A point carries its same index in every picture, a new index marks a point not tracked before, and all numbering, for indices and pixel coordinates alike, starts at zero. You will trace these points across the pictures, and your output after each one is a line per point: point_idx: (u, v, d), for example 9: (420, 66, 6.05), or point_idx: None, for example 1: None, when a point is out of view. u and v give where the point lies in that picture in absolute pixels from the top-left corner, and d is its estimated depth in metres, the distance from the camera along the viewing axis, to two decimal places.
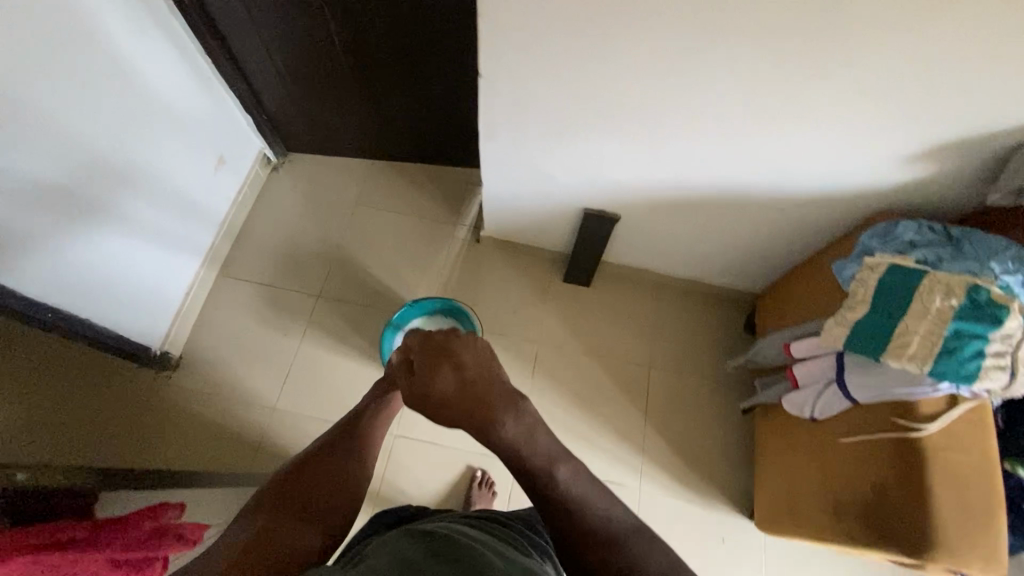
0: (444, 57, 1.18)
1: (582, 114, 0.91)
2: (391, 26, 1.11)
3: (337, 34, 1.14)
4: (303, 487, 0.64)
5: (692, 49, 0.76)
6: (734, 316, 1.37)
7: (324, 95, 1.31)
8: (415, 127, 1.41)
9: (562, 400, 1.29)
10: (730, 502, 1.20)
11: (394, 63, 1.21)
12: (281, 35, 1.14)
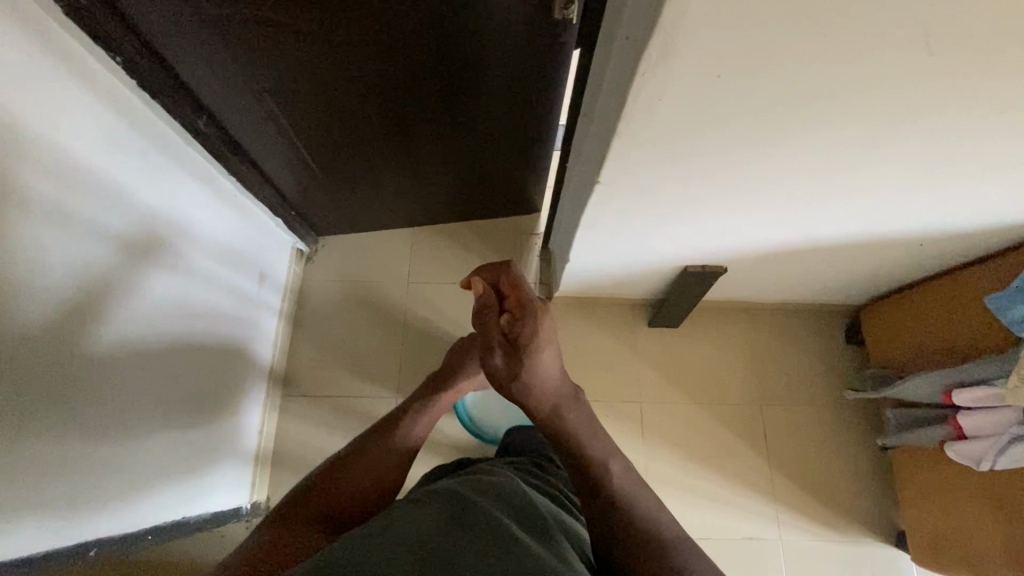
0: (500, 122, 1.03)
1: (708, 198, 0.77)
2: (441, 105, 0.95)
3: (376, 124, 0.98)
4: (358, 454, 0.81)
5: (871, 138, 0.62)
6: (836, 332, 1.28)
7: (360, 180, 1.15)
8: (460, 190, 1.26)
9: (676, 458, 1.21)
10: (875, 535, 1.15)
11: (443, 137, 1.05)
12: (311, 136, 0.97)
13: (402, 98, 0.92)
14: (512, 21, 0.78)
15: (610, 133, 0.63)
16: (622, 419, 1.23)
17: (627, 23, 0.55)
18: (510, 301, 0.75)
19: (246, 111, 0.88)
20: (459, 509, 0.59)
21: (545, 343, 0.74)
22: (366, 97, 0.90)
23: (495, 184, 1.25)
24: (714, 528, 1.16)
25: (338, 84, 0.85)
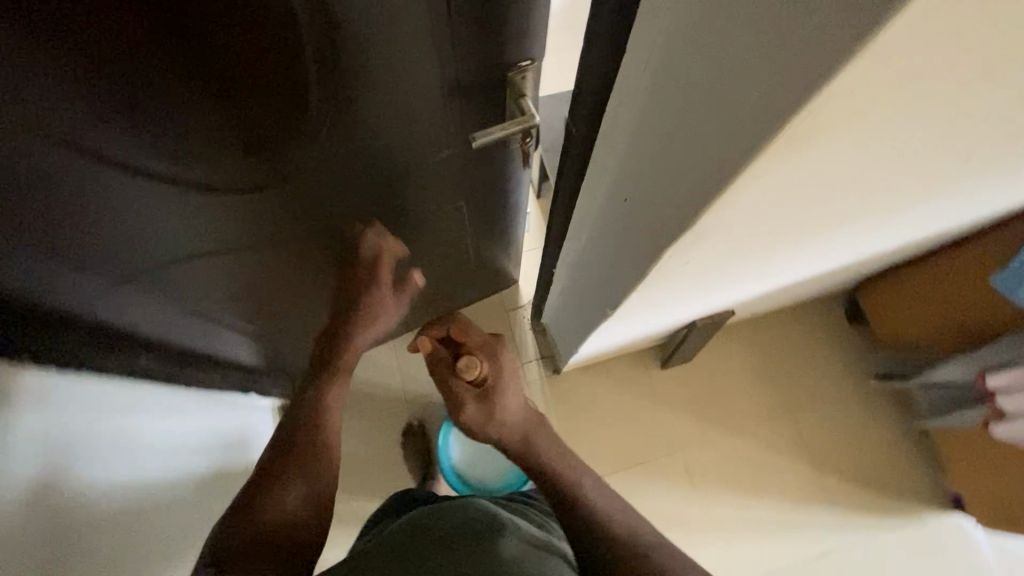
0: (465, 235, 0.94)
1: (724, 287, 0.72)
2: (401, 242, 0.86)
3: (335, 281, 0.88)
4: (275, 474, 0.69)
5: (896, 222, 0.57)
6: (841, 318, 1.27)
7: (327, 326, 1.04)
8: (435, 297, 1.16)
9: (729, 497, 1.18)
10: (934, 509, 1.16)
11: (406, 266, 0.95)
12: (270, 316, 0.87)
13: (358, 252, 0.83)
14: (468, 159, 0.70)
15: (624, 290, 0.56)
16: (666, 475, 1.19)
17: (632, 194, 0.47)
18: (468, 343, 0.71)
19: (195, 324, 0.77)
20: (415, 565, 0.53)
21: (511, 381, 0.70)
22: (322, 266, 0.80)
23: (469, 281, 1.16)
24: (787, 554, 1.14)
25: (289, 269, 0.77)
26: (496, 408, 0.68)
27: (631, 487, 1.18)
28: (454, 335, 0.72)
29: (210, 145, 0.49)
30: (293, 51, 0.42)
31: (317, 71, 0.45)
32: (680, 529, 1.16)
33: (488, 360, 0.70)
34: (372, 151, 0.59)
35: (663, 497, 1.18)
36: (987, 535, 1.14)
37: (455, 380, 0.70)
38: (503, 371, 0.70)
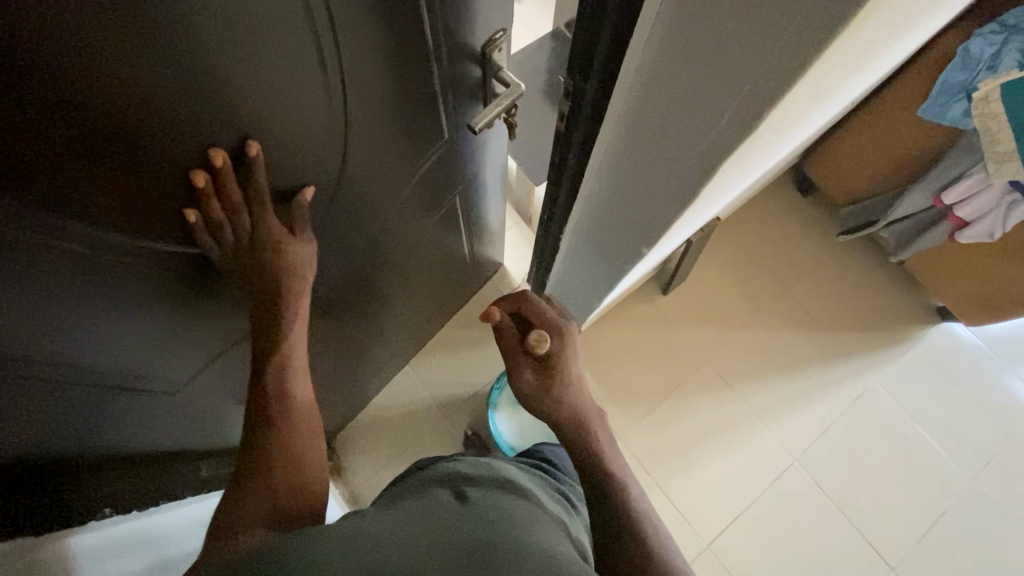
0: (461, 236, 0.93)
1: (723, 194, 0.76)
2: (409, 263, 0.84)
3: (354, 323, 0.84)
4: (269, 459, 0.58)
5: (858, 79, 0.63)
6: (797, 193, 1.38)
7: (352, 373, 1.00)
8: (439, 307, 1.14)
9: (766, 382, 1.26)
10: (927, 324, 1.30)
11: (414, 285, 0.92)
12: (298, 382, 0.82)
13: (370, 286, 0.79)
14: (459, 153, 0.69)
15: (665, 219, 0.59)
16: (705, 385, 1.25)
17: (662, 126, 0.49)
18: (538, 319, 0.69)
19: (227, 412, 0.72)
20: (442, 496, 0.54)
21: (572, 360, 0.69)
22: (340, 309, 0.77)
23: (466, 281, 1.15)
24: (832, 411, 1.24)
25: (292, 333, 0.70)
26: (560, 391, 0.68)
27: (681, 408, 1.23)
28: (525, 310, 0.70)
29: (223, 169, 0.43)
30: (282, 41, 0.38)
31: (308, 70, 0.42)
32: (737, 427, 1.23)
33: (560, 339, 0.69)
34: (364, 174, 0.56)
35: (712, 406, 1.24)
36: (971, 330, 1.31)
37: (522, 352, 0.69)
38: (571, 350, 0.68)
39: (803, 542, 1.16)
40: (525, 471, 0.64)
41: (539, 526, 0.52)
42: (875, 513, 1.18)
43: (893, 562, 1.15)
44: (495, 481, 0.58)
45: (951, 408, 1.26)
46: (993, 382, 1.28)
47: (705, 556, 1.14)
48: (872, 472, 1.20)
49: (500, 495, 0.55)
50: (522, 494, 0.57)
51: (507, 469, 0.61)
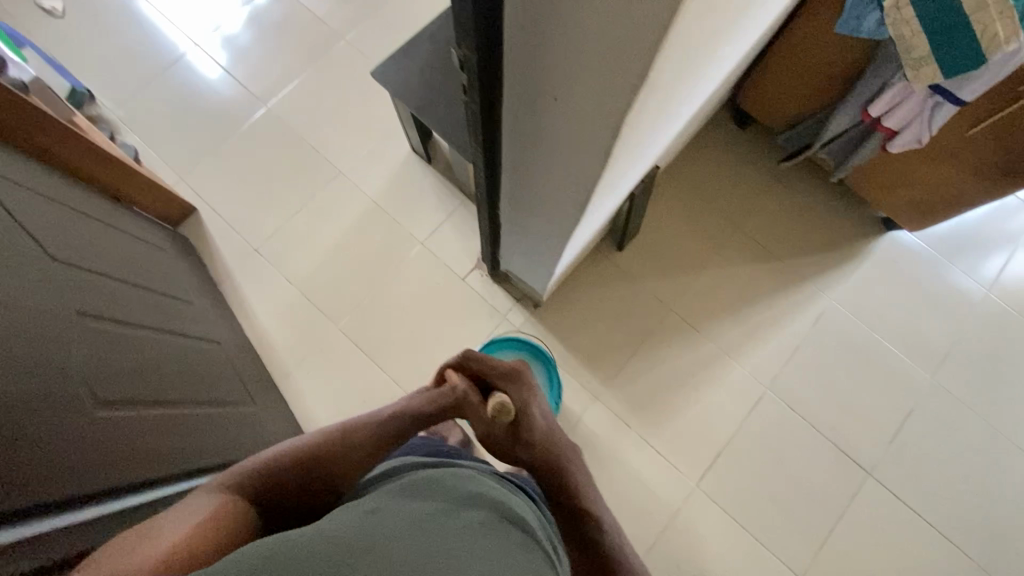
0: (100, 218, 0.97)
1: (653, 142, 0.75)
2: (91, 249, 0.87)
3: (128, 322, 0.84)
4: (298, 464, 0.66)
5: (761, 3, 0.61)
6: (732, 129, 1.39)
7: (210, 363, 0.98)
8: (198, 292, 1.14)
9: (729, 319, 1.28)
10: (873, 236, 1.34)
11: (142, 275, 0.97)
12: (170, 391, 0.83)
13: (98, 282, 0.83)
14: None
15: (594, 173, 0.57)
16: (673, 332, 1.26)
17: (573, 77, 0.46)
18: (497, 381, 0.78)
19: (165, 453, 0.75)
20: (406, 518, 0.51)
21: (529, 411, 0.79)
22: (109, 317, 0.80)
23: (175, 258, 1.15)
24: (794, 335, 1.27)
25: (87, 369, 0.70)
26: (521, 436, 0.78)
27: (653, 358, 1.24)
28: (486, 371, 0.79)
29: None
30: None
31: None
32: (709, 367, 1.24)
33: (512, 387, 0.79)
34: None
35: (682, 351, 1.25)
36: (914, 236, 1.35)
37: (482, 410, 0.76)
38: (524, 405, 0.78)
39: (785, 463, 1.19)
40: (506, 491, 0.67)
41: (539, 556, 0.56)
42: (847, 423, 1.22)
43: (870, 467, 1.20)
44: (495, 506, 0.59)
45: (906, 312, 1.30)
46: (940, 281, 1.33)
47: (698, 494, 1.17)
48: (840, 385, 1.25)
49: (503, 526, 0.57)
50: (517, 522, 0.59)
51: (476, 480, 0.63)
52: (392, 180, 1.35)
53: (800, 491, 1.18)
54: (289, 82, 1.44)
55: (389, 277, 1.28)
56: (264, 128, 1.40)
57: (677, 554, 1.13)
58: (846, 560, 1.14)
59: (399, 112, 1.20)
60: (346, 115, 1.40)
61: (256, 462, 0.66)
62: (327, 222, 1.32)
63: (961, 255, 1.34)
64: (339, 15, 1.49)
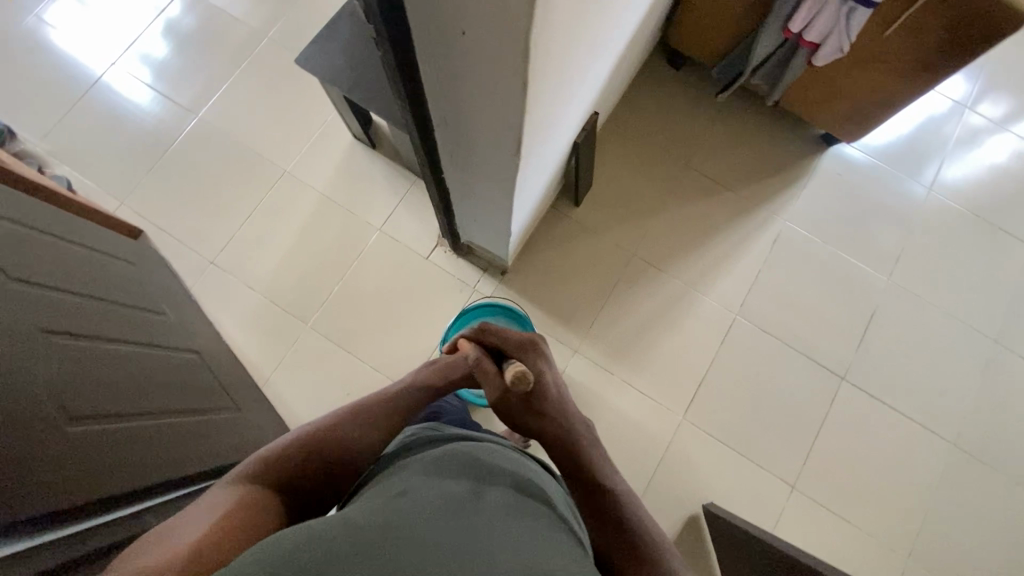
0: (68, 236, 0.92)
1: (580, 81, 0.76)
2: (56, 265, 0.83)
3: (97, 338, 0.80)
4: (312, 449, 0.62)
5: None
6: (668, 71, 1.41)
7: (190, 373, 0.96)
8: (172, 302, 1.11)
9: (691, 254, 1.31)
10: (816, 154, 1.38)
11: (112, 290, 0.93)
12: (150, 402, 0.81)
13: (61, 299, 0.79)
14: None
15: (518, 111, 0.57)
16: (640, 276, 1.29)
17: (473, 10, 0.46)
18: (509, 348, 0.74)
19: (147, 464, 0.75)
20: (426, 501, 0.45)
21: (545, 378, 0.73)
22: (77, 333, 0.77)
23: (145, 269, 1.10)
24: (755, 260, 1.31)
25: (55, 387, 0.68)
26: (542, 407, 0.71)
27: (624, 304, 1.27)
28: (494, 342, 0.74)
29: None
30: None
31: None
32: (679, 304, 1.27)
33: (528, 358, 0.74)
34: None
35: (651, 293, 1.28)
36: (854, 145, 1.40)
37: (499, 380, 0.70)
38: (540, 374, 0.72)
39: (764, 381, 1.23)
40: (526, 463, 0.61)
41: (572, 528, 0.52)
42: (817, 334, 1.27)
43: (843, 372, 1.25)
44: (521, 478, 0.54)
45: (857, 221, 1.35)
46: (885, 187, 1.38)
47: (686, 425, 1.20)
48: (805, 300, 1.29)
49: (532, 498, 0.51)
50: (545, 492, 0.54)
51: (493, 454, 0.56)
52: (340, 172, 1.33)
53: (782, 406, 1.22)
54: (217, 89, 1.40)
55: (353, 267, 1.28)
56: (199, 139, 1.36)
57: (675, 485, 1.16)
58: (833, 462, 1.20)
59: (333, 100, 1.19)
60: (283, 112, 1.38)
61: (266, 453, 0.61)
62: (280, 224, 1.30)
63: (900, 159, 1.40)
64: (258, 13, 1.45)
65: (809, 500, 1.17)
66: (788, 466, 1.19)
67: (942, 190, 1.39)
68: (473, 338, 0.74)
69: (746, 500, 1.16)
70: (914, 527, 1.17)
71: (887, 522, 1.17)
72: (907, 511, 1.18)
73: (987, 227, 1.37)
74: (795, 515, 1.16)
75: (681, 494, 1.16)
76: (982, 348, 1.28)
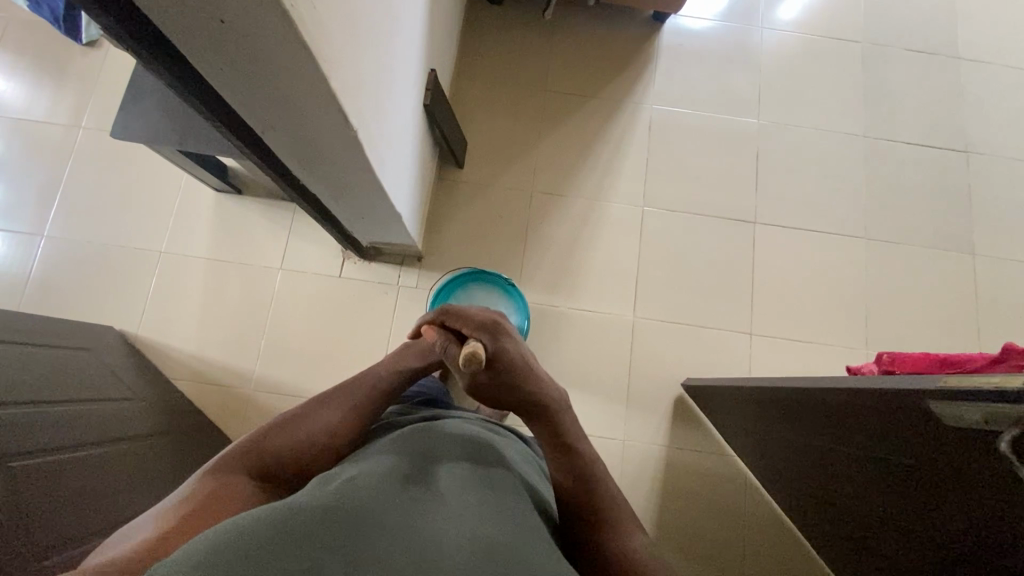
0: (25, 338, 0.88)
1: (391, 39, 0.74)
2: (6, 377, 0.79)
3: (44, 452, 0.78)
4: (287, 439, 0.60)
5: None
6: (491, 11, 1.41)
7: (149, 467, 0.96)
8: (136, 387, 1.08)
9: (583, 169, 1.34)
10: (654, 35, 1.43)
11: (68, 389, 0.90)
12: (68, 515, 0.76)
13: (19, 417, 0.77)
14: None
15: (322, 85, 0.56)
16: (545, 207, 1.31)
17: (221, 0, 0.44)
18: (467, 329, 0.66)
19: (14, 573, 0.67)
20: (388, 479, 0.47)
21: (508, 354, 0.65)
22: (23, 451, 0.75)
23: (104, 355, 1.07)
24: (639, 149, 1.36)
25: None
26: (510, 383, 0.65)
27: (541, 238, 1.29)
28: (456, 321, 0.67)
29: None
30: None
31: None
32: (589, 216, 1.31)
33: (493, 337, 0.65)
34: None
35: (562, 218, 1.31)
36: (683, 13, 1.46)
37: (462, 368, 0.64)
38: (504, 351, 0.64)
39: (692, 252, 1.30)
40: (483, 433, 0.64)
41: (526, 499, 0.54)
42: (718, 193, 1.34)
43: (753, 217, 1.33)
44: (471, 456, 0.56)
45: (713, 79, 1.42)
46: (724, 39, 1.45)
47: (639, 321, 1.25)
48: (697, 168, 1.35)
49: (484, 473, 0.53)
50: (499, 467, 0.56)
51: (446, 431, 0.60)
52: (219, 228, 1.27)
53: (715, 267, 1.29)
54: (54, 199, 1.29)
55: (271, 314, 1.23)
56: (57, 255, 1.26)
57: (651, 377, 1.22)
58: (775, 297, 1.28)
59: (174, 160, 1.12)
60: (134, 193, 1.30)
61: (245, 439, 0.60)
62: (181, 302, 1.23)
63: (726, 11, 1.47)
64: (63, 106, 1.35)
65: (768, 339, 1.25)
66: (740, 316, 1.26)
67: (772, 25, 1.47)
68: (438, 320, 0.67)
69: (716, 362, 1.23)
70: (861, 322, 1.28)
71: (838, 326, 1.27)
72: (850, 312, 1.28)
73: (822, 41, 1.47)
74: (761, 356, 1.24)
75: (661, 380, 1.21)
76: (859, 147, 1.39)
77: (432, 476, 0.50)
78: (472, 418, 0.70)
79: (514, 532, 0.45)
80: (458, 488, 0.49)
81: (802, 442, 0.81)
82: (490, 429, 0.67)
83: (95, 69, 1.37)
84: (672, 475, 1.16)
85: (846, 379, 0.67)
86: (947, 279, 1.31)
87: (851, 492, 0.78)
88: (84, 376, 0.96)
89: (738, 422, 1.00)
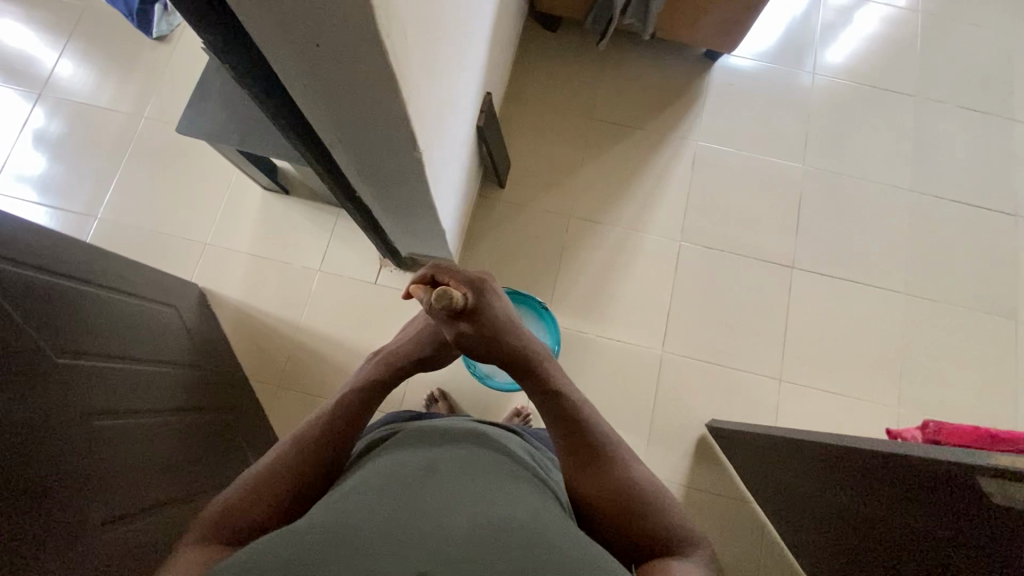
0: (103, 282, 0.86)
1: (459, 65, 0.77)
2: (83, 326, 0.76)
3: (129, 414, 0.80)
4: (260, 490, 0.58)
5: None
6: (545, 37, 1.44)
7: (191, 443, 0.93)
8: (195, 353, 1.06)
9: (624, 198, 1.35)
10: (704, 72, 1.45)
11: (134, 344, 0.87)
12: (133, 485, 0.77)
13: (85, 370, 0.74)
14: None
15: (399, 107, 0.58)
16: (582, 232, 1.32)
17: (323, 26, 0.47)
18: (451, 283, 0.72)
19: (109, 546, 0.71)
20: (384, 484, 0.49)
21: (489, 305, 0.71)
22: (102, 410, 0.74)
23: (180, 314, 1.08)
24: (681, 183, 1.36)
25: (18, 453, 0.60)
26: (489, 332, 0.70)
27: (576, 263, 1.30)
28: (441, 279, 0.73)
29: None
30: None
31: None
32: (626, 246, 1.31)
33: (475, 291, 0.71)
34: None
35: (598, 244, 1.31)
36: (735, 53, 1.47)
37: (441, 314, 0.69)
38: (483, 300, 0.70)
39: (727, 291, 1.29)
40: (482, 431, 0.65)
41: (534, 487, 0.56)
42: (758, 234, 1.33)
43: (791, 261, 1.32)
44: (468, 450, 0.57)
45: (760, 120, 1.42)
46: (774, 82, 1.45)
47: (667, 356, 1.24)
48: (737, 207, 1.35)
49: (490, 463, 0.55)
50: (503, 458, 0.58)
51: (442, 433, 0.61)
52: (263, 227, 1.30)
53: (748, 308, 1.28)
54: (111, 184, 1.34)
55: (305, 314, 1.25)
56: (109, 239, 1.31)
57: (675, 413, 1.20)
58: (807, 344, 1.26)
59: (230, 158, 1.16)
60: (188, 185, 1.34)
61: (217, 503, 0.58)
62: (221, 295, 1.26)
63: (777, 54, 1.48)
64: (129, 95, 1.40)
65: (798, 386, 1.23)
66: (769, 360, 1.25)
67: (823, 72, 1.47)
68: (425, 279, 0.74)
69: (743, 404, 1.21)
70: (895, 379, 1.25)
71: (871, 380, 1.25)
72: (883, 367, 1.26)
73: (873, 92, 1.46)
74: (790, 403, 1.22)
75: (684, 418, 1.20)
76: (904, 200, 1.38)
77: (427, 468, 0.52)
78: (468, 420, 0.72)
79: (513, 515, 0.47)
80: (454, 478, 0.50)
81: (834, 506, 0.78)
82: (488, 428, 0.69)
83: (161, 63, 1.42)
84: (689, 516, 1.14)
85: (883, 441, 0.66)
86: (986, 342, 1.28)
87: (886, 561, 0.75)
88: (153, 332, 0.94)
89: (765, 471, 0.98)
